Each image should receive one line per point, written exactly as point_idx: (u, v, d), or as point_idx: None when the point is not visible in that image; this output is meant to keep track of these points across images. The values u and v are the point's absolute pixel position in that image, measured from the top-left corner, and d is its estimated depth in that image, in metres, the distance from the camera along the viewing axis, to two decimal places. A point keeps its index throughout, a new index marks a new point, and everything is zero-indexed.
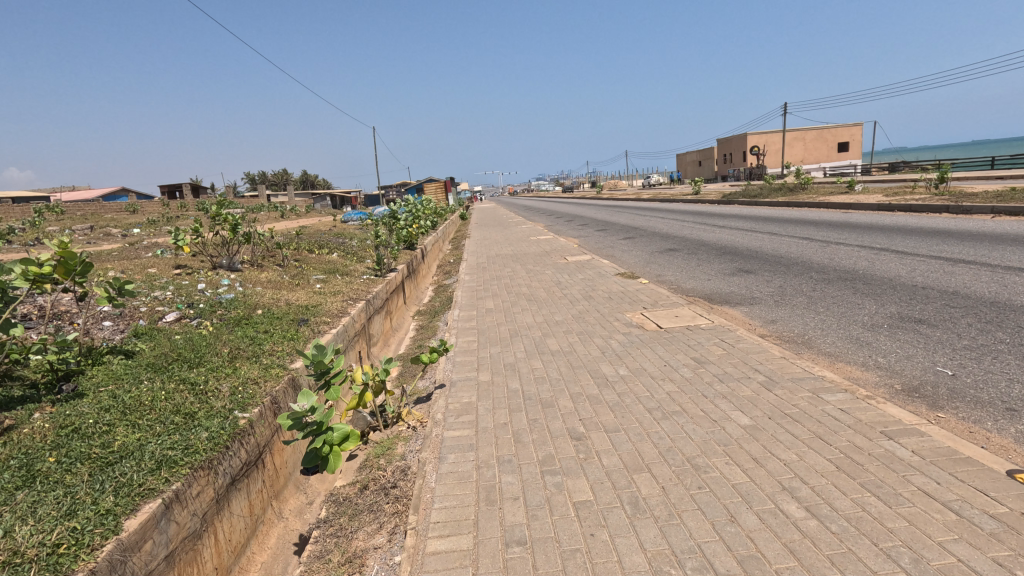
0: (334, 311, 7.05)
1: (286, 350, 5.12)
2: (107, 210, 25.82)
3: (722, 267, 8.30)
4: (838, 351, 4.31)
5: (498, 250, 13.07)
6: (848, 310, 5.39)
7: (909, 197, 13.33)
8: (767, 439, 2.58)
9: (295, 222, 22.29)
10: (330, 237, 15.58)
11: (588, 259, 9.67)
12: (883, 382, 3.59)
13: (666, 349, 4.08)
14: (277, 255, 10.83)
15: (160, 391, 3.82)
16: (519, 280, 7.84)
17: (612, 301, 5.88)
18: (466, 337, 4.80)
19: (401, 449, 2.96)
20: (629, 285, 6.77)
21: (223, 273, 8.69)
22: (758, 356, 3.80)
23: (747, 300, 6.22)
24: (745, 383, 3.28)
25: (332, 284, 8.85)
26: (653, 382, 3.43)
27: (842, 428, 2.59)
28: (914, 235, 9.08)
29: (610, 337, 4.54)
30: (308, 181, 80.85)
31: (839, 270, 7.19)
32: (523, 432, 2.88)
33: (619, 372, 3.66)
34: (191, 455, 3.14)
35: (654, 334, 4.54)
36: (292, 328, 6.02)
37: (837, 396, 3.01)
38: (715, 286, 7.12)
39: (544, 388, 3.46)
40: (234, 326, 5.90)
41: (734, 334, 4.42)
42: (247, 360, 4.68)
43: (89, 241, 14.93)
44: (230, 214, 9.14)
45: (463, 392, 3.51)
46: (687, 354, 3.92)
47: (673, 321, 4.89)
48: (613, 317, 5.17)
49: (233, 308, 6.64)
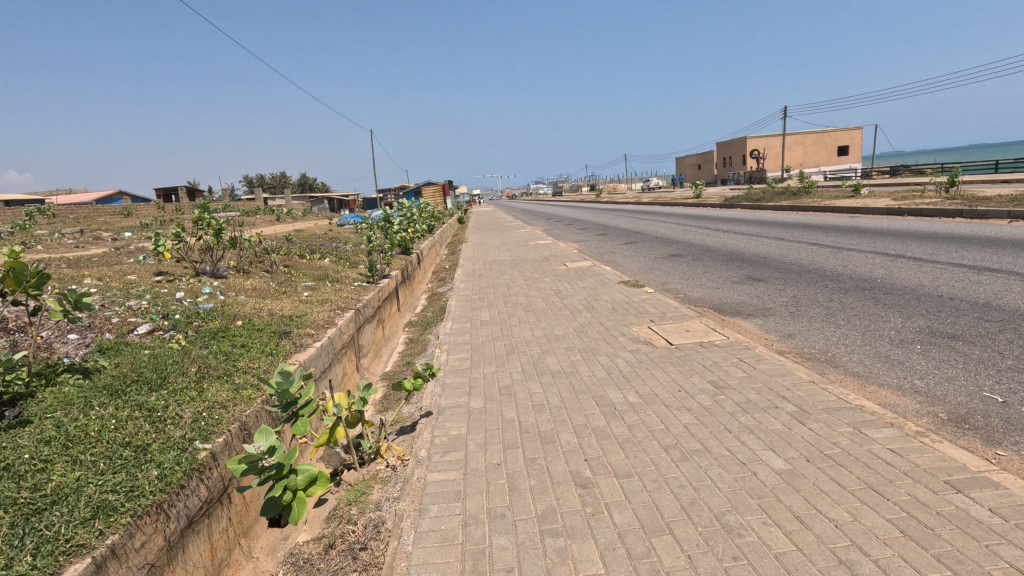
0: (320, 321, 6.64)
1: (262, 368, 4.71)
2: (99, 212, 25.38)
3: (730, 275, 7.91)
4: (867, 372, 3.90)
5: (495, 256, 12.67)
6: (871, 324, 4.99)
7: (919, 201, 12.93)
8: (808, 489, 2.17)
9: (290, 226, 21.88)
10: (324, 241, 15.17)
11: (588, 265, 9.26)
12: (926, 411, 3.17)
13: (679, 371, 3.66)
14: (266, 261, 10.42)
15: (111, 419, 3.39)
16: (517, 288, 7.43)
17: (617, 313, 5.46)
18: (458, 355, 4.39)
19: (377, 495, 2.54)
20: (634, 295, 6.36)
21: (205, 281, 8.27)
22: (784, 379, 3.38)
23: (760, 311, 5.82)
24: (773, 414, 2.87)
25: (321, 292, 8.42)
26: (667, 412, 3.02)
27: (899, 477, 2.18)
28: (931, 240, 8.68)
29: (615, 355, 4.13)
30: (305, 184, 80.41)
31: (855, 278, 6.80)
32: (519, 477, 2.47)
33: (627, 399, 3.25)
34: (135, 500, 2.71)
35: (664, 352, 4.13)
36: (272, 342, 5.61)
37: (883, 432, 2.59)
38: (725, 295, 6.72)
39: (543, 417, 3.05)
40: (210, 341, 5.48)
41: (752, 352, 4.00)
42: (217, 380, 4.25)
43: (76, 245, 14.51)
44: (214, 218, 8.73)
45: (452, 422, 3.10)
46: (704, 377, 3.51)
47: (685, 337, 4.48)
48: (618, 332, 4.76)
49: (212, 319, 6.22)
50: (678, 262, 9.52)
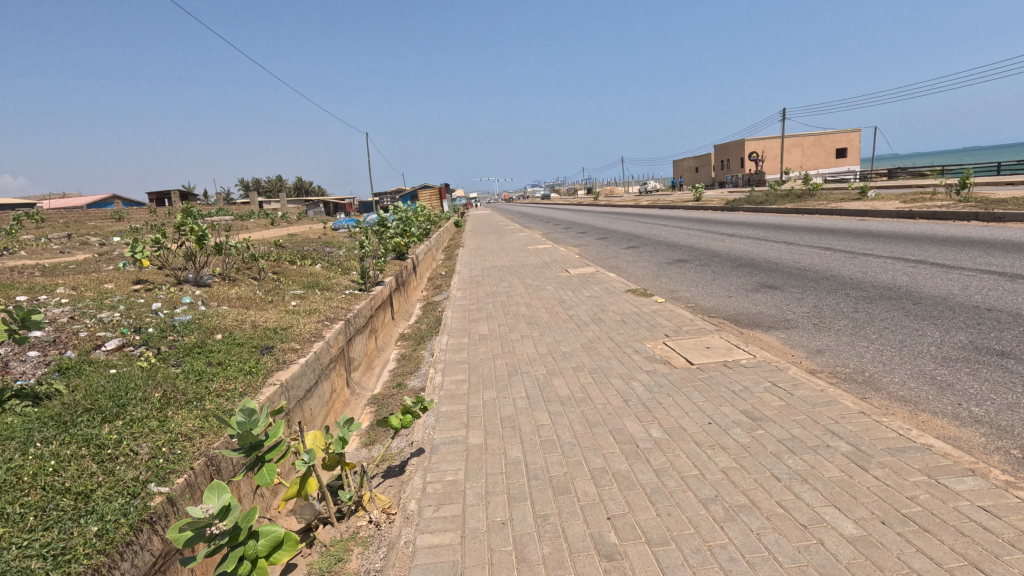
0: (306, 333, 6.17)
1: (237, 391, 4.26)
2: (89, 217, 24.75)
3: (742, 282, 7.50)
4: (915, 396, 3.47)
5: (492, 261, 12.22)
6: (905, 338, 4.56)
7: (929, 204, 12.57)
8: (895, 567, 1.72)
9: (284, 230, 21.43)
10: (316, 246, 14.70)
11: (592, 271, 8.84)
12: (996, 446, 2.74)
13: (706, 397, 3.22)
14: (254, 267, 9.96)
15: (51, 459, 2.93)
16: (517, 298, 6.99)
17: (627, 327, 5.02)
18: (454, 376, 3.95)
19: (356, 562, 2.10)
20: (643, 305, 5.93)
21: (186, 290, 7.81)
22: (829, 409, 2.94)
23: (781, 323, 5.40)
24: (826, 456, 2.44)
25: (309, 301, 7.97)
26: (700, 453, 2.58)
27: (1007, 551, 1.74)
28: (950, 244, 8.29)
29: (630, 377, 3.69)
30: (300, 188, 79.99)
31: (879, 286, 6.38)
32: (528, 543, 2.01)
33: (651, 434, 2.80)
34: (64, 567, 2.25)
35: (686, 373, 3.69)
36: (252, 359, 5.16)
37: (966, 483, 2.15)
38: (740, 305, 6.29)
39: (554, 459, 2.61)
40: (183, 359, 5.01)
41: (785, 374, 3.57)
42: (183, 407, 3.79)
43: (62, 250, 14.07)
44: (196, 223, 8.22)
45: (447, 464, 2.66)
46: (735, 406, 3.07)
47: (706, 355, 4.04)
48: (631, 348, 4.33)
49: (188, 332, 5.76)
50: (685, 268, 9.12)
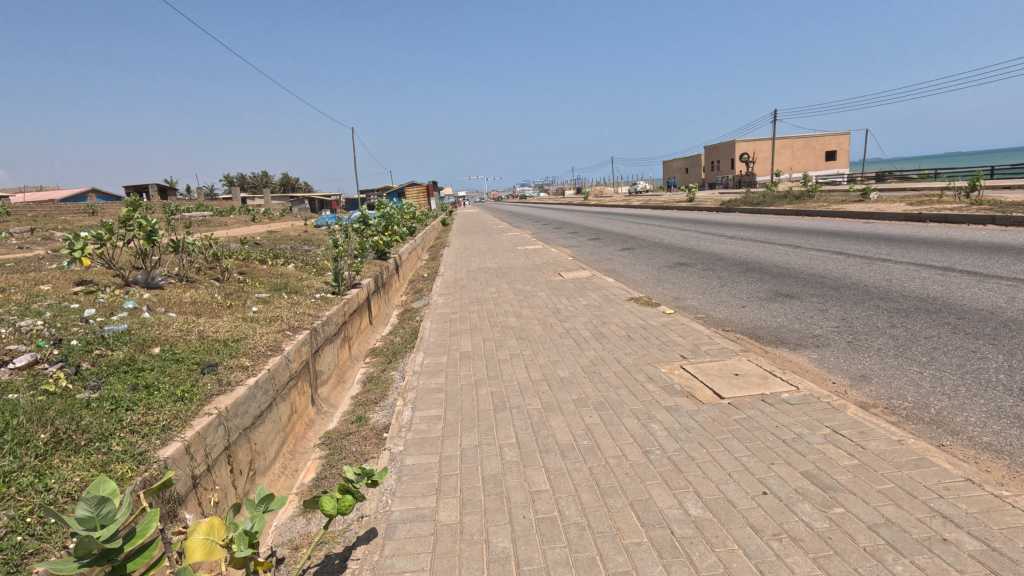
0: (262, 346, 5.33)
1: (161, 426, 3.45)
2: (60, 209, 23.65)
3: (755, 289, 6.82)
4: (1007, 442, 2.75)
5: (480, 263, 11.40)
6: (962, 362, 3.86)
7: (938, 206, 12.01)
8: None
9: (264, 227, 20.40)
10: (293, 244, 13.75)
11: (588, 276, 8.09)
12: None
13: (750, 451, 2.47)
14: (216, 267, 9.04)
15: None
16: (505, 306, 6.20)
17: (635, 345, 4.27)
18: (429, 412, 3.16)
19: None
20: (650, 317, 5.19)
21: (132, 293, 6.89)
22: (921, 473, 2.19)
23: (808, 339, 4.70)
24: (949, 560, 1.69)
25: (274, 306, 7.14)
26: (764, 546, 1.83)
27: None
28: (974, 250, 7.65)
29: (647, 417, 2.93)
30: (286, 184, 78.39)
31: (911, 296, 5.70)
32: None
33: (688, 513, 2.05)
34: None
35: (717, 412, 2.94)
36: (189, 380, 4.32)
37: None
38: (756, 316, 5.57)
39: (557, 555, 1.85)
40: (105, 381, 4.15)
41: (843, 415, 2.82)
42: (77, 453, 2.97)
43: (19, 246, 12.93)
44: (145, 218, 7.31)
45: (408, 562, 1.88)
46: (793, 466, 2.32)
47: (736, 386, 3.28)
48: (643, 375, 3.57)
49: (119, 345, 4.89)
50: (688, 272, 8.43)
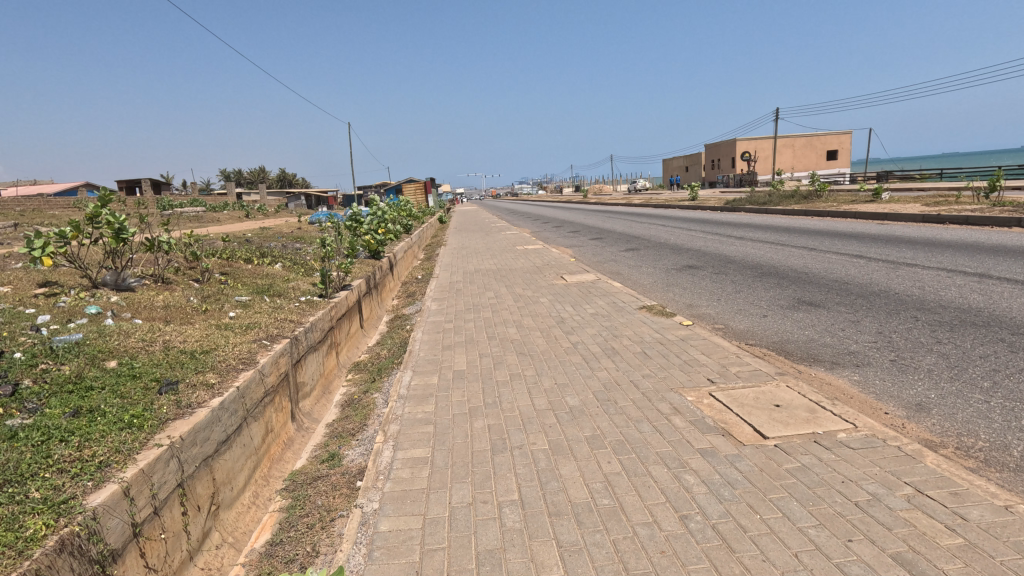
0: (234, 358, 4.77)
1: (96, 462, 2.89)
2: (49, 204, 23.03)
3: (775, 296, 6.28)
4: None
5: (478, 264, 10.87)
6: None
7: (958, 207, 11.48)
8: None
9: (257, 224, 19.80)
10: (284, 243, 13.19)
11: (593, 280, 7.55)
12: None
13: (817, 520, 1.94)
14: (196, 266, 8.44)
15: None
16: (505, 313, 5.66)
17: (653, 365, 3.73)
18: (414, 454, 2.60)
19: None
20: (667, 329, 4.65)
21: (98, 296, 6.31)
22: None
23: (846, 357, 4.17)
24: None
25: (253, 311, 6.59)
26: None
27: None
28: (1009, 255, 7.11)
29: (679, 465, 2.39)
30: (285, 181, 77.71)
31: (951, 306, 5.17)
32: None
33: None
34: None
35: (764, 458, 2.41)
36: (143, 401, 3.76)
37: None
38: (781, 328, 5.05)
39: None
40: (45, 403, 3.60)
41: (922, 466, 2.28)
42: None
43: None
44: (114, 215, 6.69)
45: None
46: (878, 546, 1.79)
47: (780, 423, 2.75)
48: (669, 405, 3.03)
49: (69, 360, 4.31)
50: (699, 276, 7.89)
